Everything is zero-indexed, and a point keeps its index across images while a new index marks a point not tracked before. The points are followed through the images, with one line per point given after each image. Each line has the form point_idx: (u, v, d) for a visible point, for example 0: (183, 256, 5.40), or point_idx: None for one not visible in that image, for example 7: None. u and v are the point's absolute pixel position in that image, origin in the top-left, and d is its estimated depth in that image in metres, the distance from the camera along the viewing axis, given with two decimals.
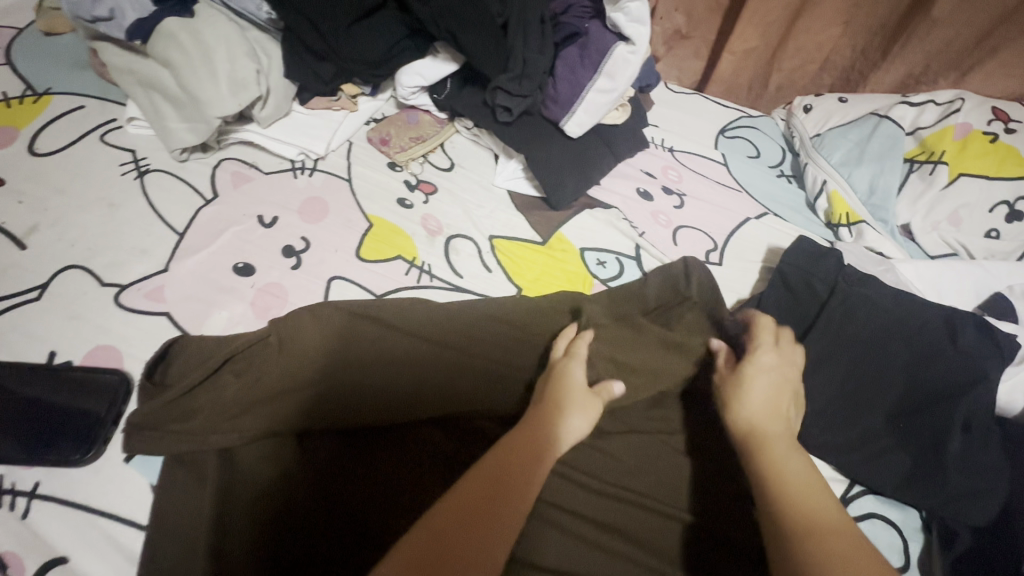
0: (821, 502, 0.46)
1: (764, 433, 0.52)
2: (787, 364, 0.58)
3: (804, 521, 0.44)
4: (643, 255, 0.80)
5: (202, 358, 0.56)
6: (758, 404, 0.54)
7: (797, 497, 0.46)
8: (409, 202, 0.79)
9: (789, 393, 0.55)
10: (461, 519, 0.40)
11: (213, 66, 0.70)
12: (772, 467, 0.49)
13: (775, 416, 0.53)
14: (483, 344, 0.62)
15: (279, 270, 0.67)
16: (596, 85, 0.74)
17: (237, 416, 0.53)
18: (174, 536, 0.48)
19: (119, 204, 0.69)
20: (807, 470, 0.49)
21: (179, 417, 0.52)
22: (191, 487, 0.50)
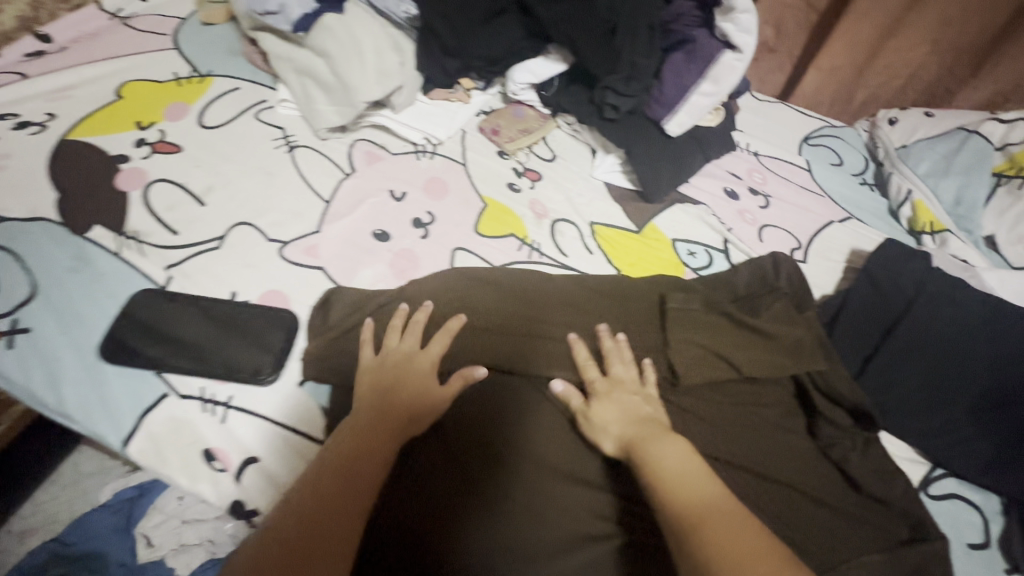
0: (691, 488, 0.50)
1: (638, 443, 0.55)
2: (628, 379, 0.64)
3: (683, 510, 0.48)
4: (731, 248, 0.86)
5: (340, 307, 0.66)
6: (608, 424, 0.59)
7: (667, 491, 0.50)
8: (518, 187, 0.87)
9: (645, 409, 0.60)
10: (303, 522, 0.46)
11: (364, 57, 0.79)
12: (658, 476, 0.51)
13: (635, 426, 0.58)
14: (585, 313, 0.71)
15: (410, 239, 0.76)
16: (701, 89, 0.81)
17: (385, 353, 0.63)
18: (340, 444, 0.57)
19: (275, 173, 0.79)
20: (683, 462, 0.52)
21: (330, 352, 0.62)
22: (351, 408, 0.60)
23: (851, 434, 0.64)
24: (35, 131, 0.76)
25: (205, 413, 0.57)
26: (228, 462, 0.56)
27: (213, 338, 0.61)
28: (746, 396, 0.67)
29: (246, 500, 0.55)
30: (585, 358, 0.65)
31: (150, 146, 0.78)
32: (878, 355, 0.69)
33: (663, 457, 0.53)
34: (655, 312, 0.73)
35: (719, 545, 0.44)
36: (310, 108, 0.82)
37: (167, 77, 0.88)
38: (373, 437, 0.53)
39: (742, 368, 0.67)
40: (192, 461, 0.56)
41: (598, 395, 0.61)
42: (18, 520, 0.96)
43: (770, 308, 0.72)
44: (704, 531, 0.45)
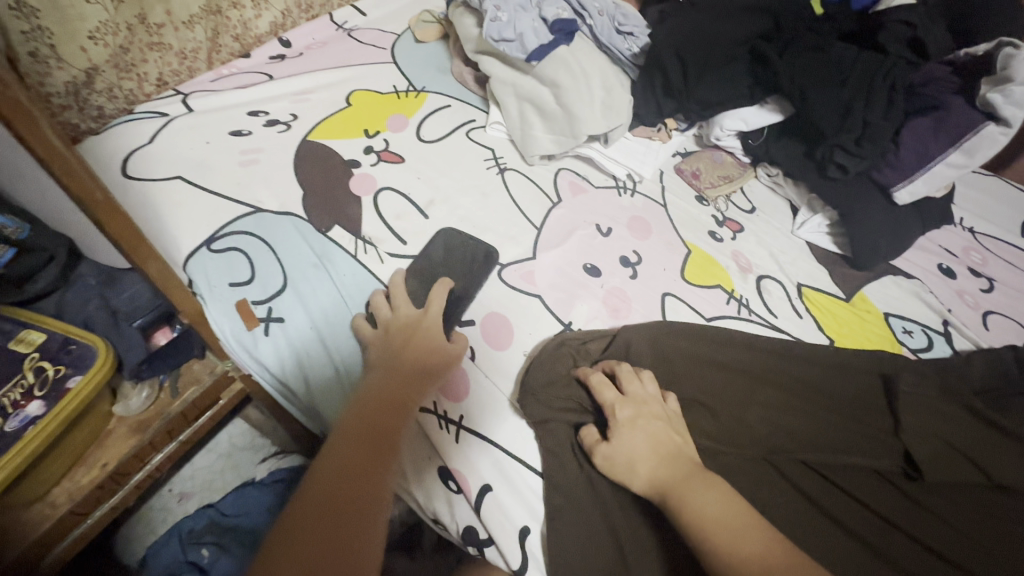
0: (740, 537, 0.44)
1: (675, 487, 0.49)
2: (649, 400, 0.57)
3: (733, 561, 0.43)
4: (952, 332, 0.78)
5: (550, 352, 0.63)
6: (636, 466, 0.52)
7: (716, 538, 0.44)
8: (720, 236, 0.84)
9: (674, 438, 0.54)
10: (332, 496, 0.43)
11: (594, 91, 0.81)
12: (695, 522, 0.46)
13: (667, 465, 0.52)
14: (808, 390, 0.67)
15: (620, 277, 0.74)
16: (949, 159, 0.75)
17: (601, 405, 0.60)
18: (566, 489, 0.55)
19: (488, 194, 0.81)
20: (719, 502, 0.47)
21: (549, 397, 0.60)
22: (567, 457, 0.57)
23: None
24: (281, 130, 0.81)
25: (440, 427, 0.57)
26: (465, 485, 0.54)
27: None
28: (994, 506, 0.60)
29: (478, 529, 0.54)
30: (598, 380, 0.59)
31: (377, 154, 0.82)
32: None
33: (706, 500, 0.47)
34: (879, 393, 0.67)
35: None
36: (527, 134, 0.84)
37: (388, 90, 0.93)
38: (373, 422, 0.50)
39: (991, 476, 0.61)
40: (428, 475, 0.55)
41: (622, 425, 0.55)
42: (181, 481, 1.02)
43: (1021, 411, 0.66)
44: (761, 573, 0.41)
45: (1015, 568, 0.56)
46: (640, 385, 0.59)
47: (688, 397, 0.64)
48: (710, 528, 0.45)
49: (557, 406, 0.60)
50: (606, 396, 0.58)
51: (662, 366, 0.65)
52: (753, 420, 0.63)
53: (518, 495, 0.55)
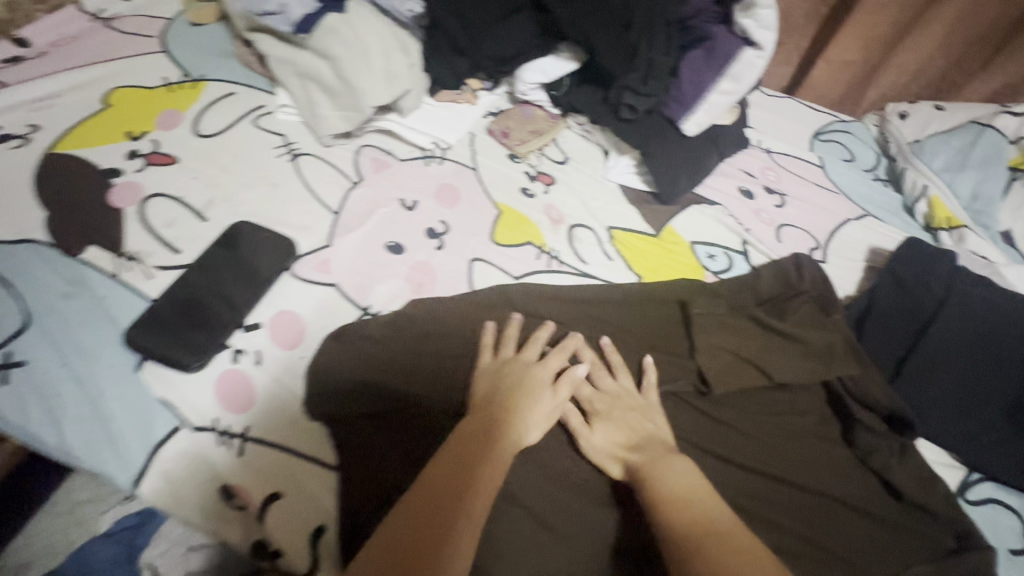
0: (698, 510, 0.48)
1: (642, 466, 0.53)
2: (621, 392, 0.61)
3: (681, 530, 0.47)
4: (749, 250, 0.84)
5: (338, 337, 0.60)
6: (606, 451, 0.57)
7: (671, 510, 0.48)
8: (531, 191, 0.84)
9: (647, 425, 0.58)
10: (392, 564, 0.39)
11: (371, 59, 0.76)
12: (658, 497, 0.50)
13: (637, 447, 0.56)
14: (612, 330, 0.69)
15: (426, 250, 0.73)
16: (719, 87, 0.79)
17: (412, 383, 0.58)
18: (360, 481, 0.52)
19: (279, 184, 0.75)
20: (689, 484, 0.51)
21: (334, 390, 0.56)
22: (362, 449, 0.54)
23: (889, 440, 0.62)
24: (17, 144, 0.71)
25: (220, 445, 0.53)
26: (248, 499, 0.51)
27: (216, 355, 0.58)
28: (776, 403, 0.66)
29: (272, 540, 0.50)
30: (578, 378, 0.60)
31: (144, 158, 0.73)
32: (911, 359, 0.66)
33: (666, 471, 0.52)
34: (678, 320, 0.71)
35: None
36: (313, 113, 0.78)
37: (157, 83, 0.83)
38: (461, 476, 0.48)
39: (773, 376, 0.66)
40: (208, 498, 0.51)
41: (599, 416, 0.59)
42: (14, 554, 0.91)
43: (797, 311, 0.71)
44: (709, 546, 0.45)
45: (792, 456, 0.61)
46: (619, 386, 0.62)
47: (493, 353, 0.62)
48: (669, 506, 0.49)
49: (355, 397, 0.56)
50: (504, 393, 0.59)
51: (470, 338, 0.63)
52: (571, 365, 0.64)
53: (314, 496, 0.53)
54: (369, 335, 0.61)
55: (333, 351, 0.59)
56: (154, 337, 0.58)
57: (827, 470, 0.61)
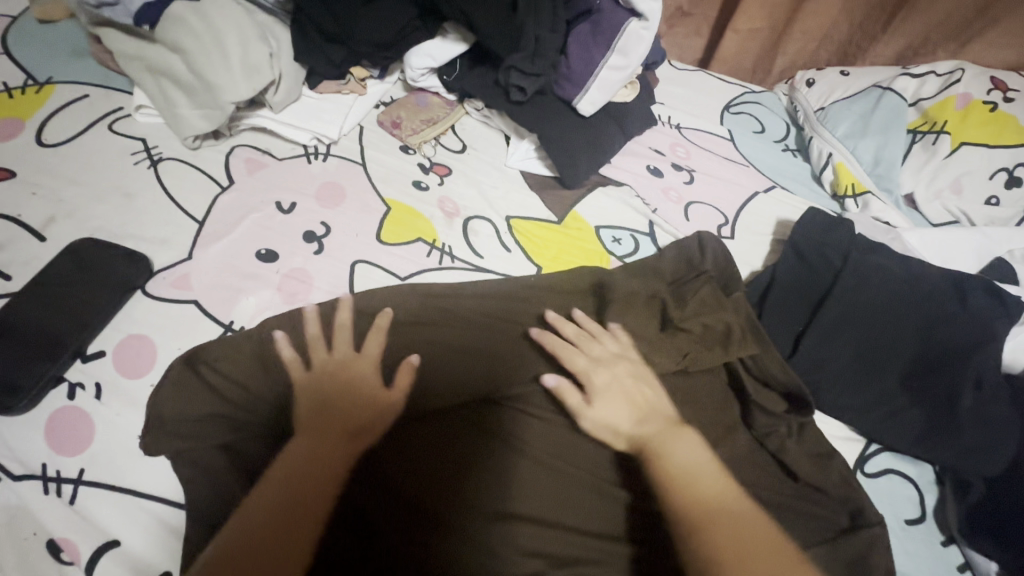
0: (702, 483, 0.53)
1: (654, 440, 0.56)
2: (699, 379, 0.63)
3: (707, 506, 0.51)
4: (656, 231, 0.81)
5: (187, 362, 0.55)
6: (608, 421, 0.58)
7: (677, 486, 0.53)
8: (425, 184, 0.79)
9: (702, 416, 0.61)
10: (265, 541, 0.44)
11: (227, 51, 0.69)
12: (667, 471, 0.54)
13: (648, 419, 0.58)
14: (506, 325, 0.64)
15: (302, 256, 0.67)
16: (610, 62, 0.76)
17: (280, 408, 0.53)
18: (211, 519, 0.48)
19: (135, 194, 0.68)
20: (695, 458, 0.55)
21: (176, 433, 0.51)
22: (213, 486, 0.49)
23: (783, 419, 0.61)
24: None
25: (46, 494, 0.48)
26: (76, 553, 0.46)
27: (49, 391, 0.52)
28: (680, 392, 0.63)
29: None
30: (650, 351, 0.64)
31: None
32: (808, 333, 0.65)
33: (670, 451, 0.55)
34: (577, 311, 0.67)
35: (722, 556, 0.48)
36: (170, 113, 0.71)
37: None
38: (348, 450, 0.51)
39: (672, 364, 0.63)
40: (29, 557, 0.45)
41: (671, 395, 0.61)
42: None
43: (696, 294, 0.68)
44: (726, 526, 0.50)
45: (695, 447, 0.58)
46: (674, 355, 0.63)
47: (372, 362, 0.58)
48: (682, 479, 0.53)
49: (207, 437, 0.51)
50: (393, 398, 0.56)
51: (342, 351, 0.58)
52: (469, 362, 0.61)
53: (160, 545, 0.47)
54: (227, 363, 0.55)
55: (175, 386, 0.53)
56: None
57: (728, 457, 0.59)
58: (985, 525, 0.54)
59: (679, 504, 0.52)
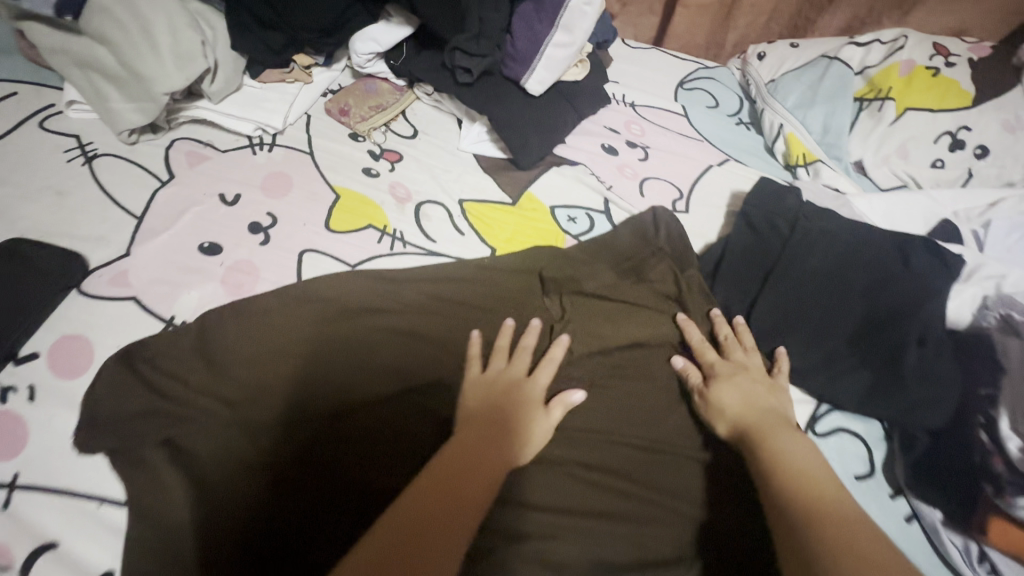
0: (806, 480, 0.49)
1: (759, 431, 0.54)
2: (753, 367, 0.60)
3: (810, 500, 0.47)
4: (611, 208, 0.80)
5: (124, 357, 0.53)
6: (730, 408, 0.56)
7: (790, 476, 0.49)
8: (375, 171, 0.77)
9: (774, 404, 0.57)
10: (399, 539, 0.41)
11: (156, 39, 0.67)
12: (774, 463, 0.50)
13: (755, 418, 0.55)
14: (459, 307, 0.63)
15: (247, 247, 0.66)
16: (554, 40, 0.75)
17: (231, 401, 0.53)
18: (152, 514, 0.47)
19: (68, 192, 0.66)
20: (808, 456, 0.51)
21: (111, 425, 0.50)
22: (150, 484, 0.48)
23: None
24: None
25: None
26: (11, 558, 0.44)
27: None
28: (635, 363, 0.62)
29: None
30: (699, 339, 0.62)
31: None
32: (759, 300, 0.65)
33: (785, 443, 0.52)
34: (533, 291, 0.66)
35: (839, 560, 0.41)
36: (103, 107, 0.69)
37: None
38: (458, 479, 0.46)
39: (631, 339, 0.63)
40: None
41: (720, 377, 0.59)
42: None
43: (655, 271, 0.68)
44: (828, 511, 0.45)
45: (641, 419, 0.59)
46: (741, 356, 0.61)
47: (321, 354, 0.57)
48: (788, 470, 0.49)
49: (142, 428, 0.50)
50: (335, 386, 0.55)
51: (287, 342, 0.57)
52: (397, 356, 0.59)
53: (94, 543, 0.46)
54: (169, 355, 0.54)
55: (111, 379, 0.52)
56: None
57: (677, 429, 0.58)
58: (929, 477, 0.55)
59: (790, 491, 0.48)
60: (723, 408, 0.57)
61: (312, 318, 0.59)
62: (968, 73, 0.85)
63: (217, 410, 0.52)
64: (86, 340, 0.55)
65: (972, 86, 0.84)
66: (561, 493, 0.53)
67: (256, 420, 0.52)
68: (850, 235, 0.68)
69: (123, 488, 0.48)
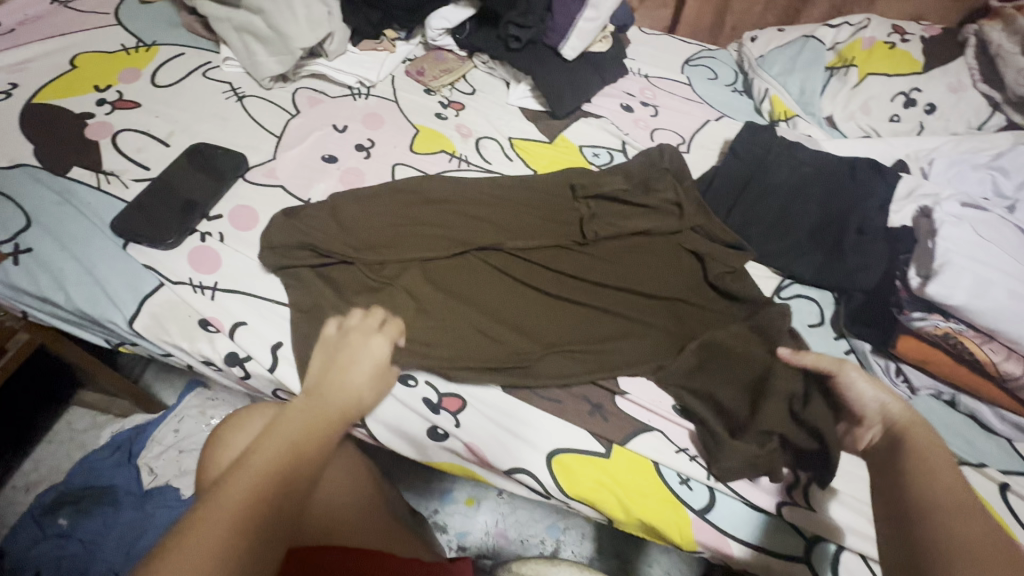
0: (951, 485, 0.47)
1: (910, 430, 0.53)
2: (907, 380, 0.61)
3: (946, 498, 0.46)
4: (628, 148, 1.02)
5: (282, 214, 0.76)
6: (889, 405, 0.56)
7: (931, 470, 0.49)
8: (444, 115, 1.01)
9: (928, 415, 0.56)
10: (248, 501, 0.41)
11: (296, 9, 0.92)
12: (921, 458, 0.50)
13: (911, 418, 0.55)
14: (516, 202, 0.85)
15: (356, 160, 0.89)
16: (585, 15, 0.98)
17: (363, 245, 0.76)
18: (306, 305, 0.68)
19: (229, 118, 0.91)
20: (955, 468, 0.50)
21: (279, 246, 0.73)
22: (308, 287, 0.70)
23: (724, 265, 0.79)
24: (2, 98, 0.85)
25: (195, 293, 0.69)
26: (221, 325, 0.67)
27: (182, 237, 0.73)
28: (640, 244, 0.83)
29: (241, 350, 0.66)
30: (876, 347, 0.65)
31: (111, 104, 0.88)
32: (738, 205, 0.86)
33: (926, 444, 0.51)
34: (568, 197, 0.88)
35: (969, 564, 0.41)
36: (253, 61, 0.94)
37: (115, 48, 0.97)
38: (295, 434, 0.48)
39: (647, 227, 0.83)
40: (189, 328, 0.66)
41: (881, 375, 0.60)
42: (23, 476, 1.02)
43: (659, 183, 0.88)
44: (963, 519, 0.44)
45: (645, 276, 0.79)
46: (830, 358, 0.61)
47: (423, 224, 0.80)
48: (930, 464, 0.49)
49: (302, 249, 0.73)
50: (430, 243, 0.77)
51: (396, 217, 0.80)
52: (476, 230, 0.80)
53: (269, 321, 0.68)
54: (316, 215, 0.77)
55: (279, 222, 0.75)
56: (133, 225, 0.73)
57: (678, 289, 0.77)
58: (863, 320, 0.74)
59: (926, 486, 0.47)
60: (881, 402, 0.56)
61: (415, 201, 0.82)
62: (919, 47, 1.05)
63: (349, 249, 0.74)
64: (252, 208, 0.78)
65: (922, 57, 1.05)
66: (590, 324, 0.72)
67: (377, 259, 0.74)
68: (813, 160, 0.89)
69: (285, 292, 0.70)
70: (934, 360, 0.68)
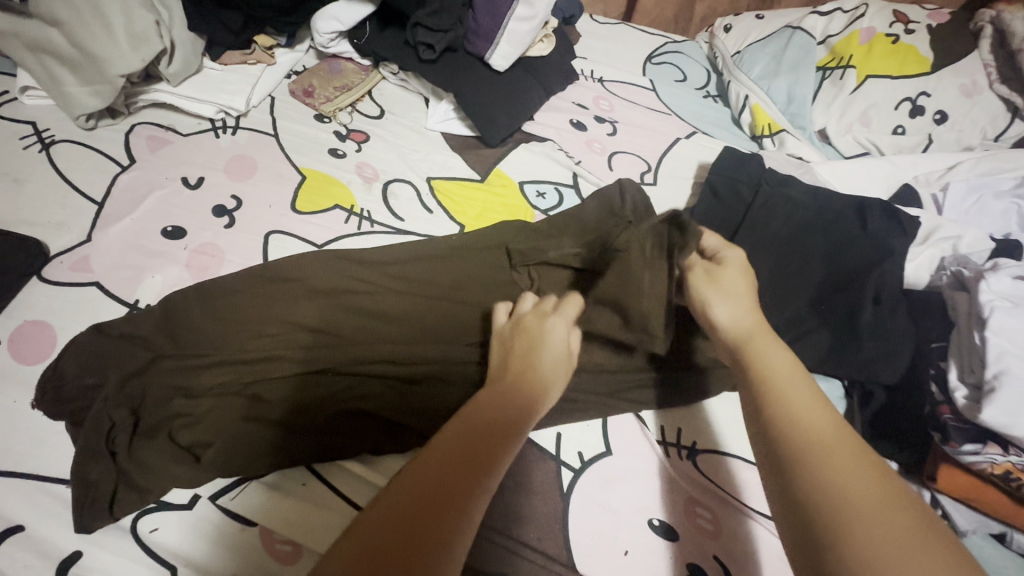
0: (795, 409, 0.37)
1: (747, 340, 0.44)
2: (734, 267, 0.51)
3: (804, 444, 0.35)
4: (580, 182, 0.80)
5: (77, 341, 0.52)
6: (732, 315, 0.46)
7: (775, 400, 0.38)
8: (342, 151, 0.77)
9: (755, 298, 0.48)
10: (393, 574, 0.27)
11: (108, 19, 0.67)
12: (758, 373, 0.40)
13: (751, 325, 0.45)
14: (432, 284, 0.63)
15: (212, 230, 0.65)
16: (517, 13, 0.77)
17: (201, 375, 0.52)
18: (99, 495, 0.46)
19: (26, 178, 0.65)
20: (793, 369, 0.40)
21: (81, 396, 0.50)
22: (99, 465, 0.47)
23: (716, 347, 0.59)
24: None
25: None
26: None
27: None
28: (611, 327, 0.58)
29: None
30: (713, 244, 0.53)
31: None
32: None
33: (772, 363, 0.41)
34: (502, 265, 0.65)
35: (808, 471, 0.33)
36: (58, 93, 0.68)
37: None
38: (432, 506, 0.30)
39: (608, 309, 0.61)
40: None
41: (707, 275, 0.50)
42: None
43: None
44: (835, 457, 0.33)
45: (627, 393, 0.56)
46: (719, 240, 0.53)
47: (303, 332, 0.56)
48: (774, 389, 0.39)
49: (115, 404, 0.49)
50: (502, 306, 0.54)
51: (257, 328, 0.55)
52: (382, 339, 0.58)
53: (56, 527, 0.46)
54: (121, 346, 0.52)
55: (83, 352, 0.52)
56: None
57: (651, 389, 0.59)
58: (886, 430, 0.57)
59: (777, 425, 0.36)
60: (719, 306, 0.47)
61: (294, 297, 0.58)
62: (927, 40, 0.87)
63: (190, 400, 0.51)
64: (48, 325, 0.55)
65: (930, 53, 0.86)
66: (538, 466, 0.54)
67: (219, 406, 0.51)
68: (817, 199, 0.69)
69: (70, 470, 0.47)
70: (986, 496, 0.52)
